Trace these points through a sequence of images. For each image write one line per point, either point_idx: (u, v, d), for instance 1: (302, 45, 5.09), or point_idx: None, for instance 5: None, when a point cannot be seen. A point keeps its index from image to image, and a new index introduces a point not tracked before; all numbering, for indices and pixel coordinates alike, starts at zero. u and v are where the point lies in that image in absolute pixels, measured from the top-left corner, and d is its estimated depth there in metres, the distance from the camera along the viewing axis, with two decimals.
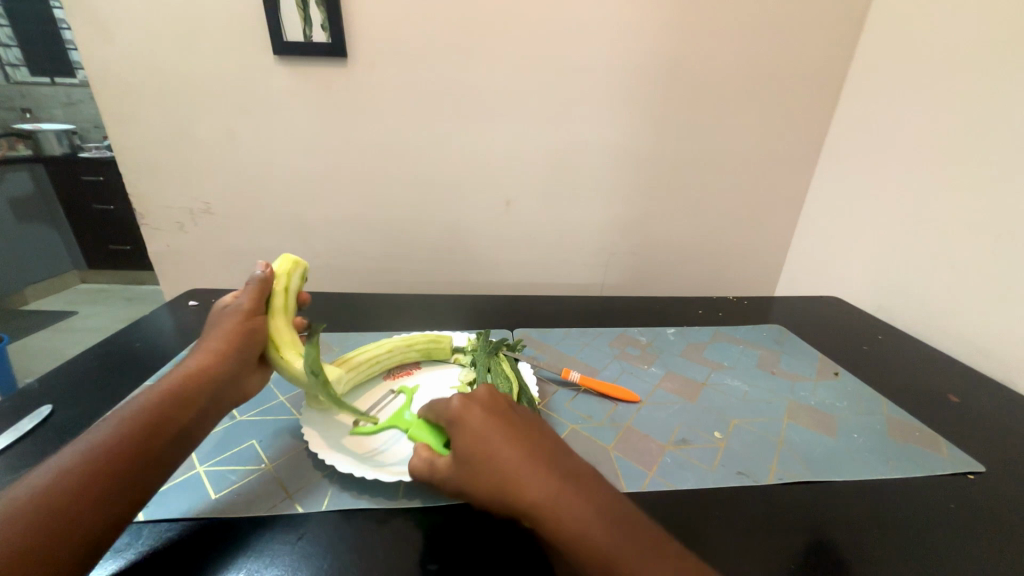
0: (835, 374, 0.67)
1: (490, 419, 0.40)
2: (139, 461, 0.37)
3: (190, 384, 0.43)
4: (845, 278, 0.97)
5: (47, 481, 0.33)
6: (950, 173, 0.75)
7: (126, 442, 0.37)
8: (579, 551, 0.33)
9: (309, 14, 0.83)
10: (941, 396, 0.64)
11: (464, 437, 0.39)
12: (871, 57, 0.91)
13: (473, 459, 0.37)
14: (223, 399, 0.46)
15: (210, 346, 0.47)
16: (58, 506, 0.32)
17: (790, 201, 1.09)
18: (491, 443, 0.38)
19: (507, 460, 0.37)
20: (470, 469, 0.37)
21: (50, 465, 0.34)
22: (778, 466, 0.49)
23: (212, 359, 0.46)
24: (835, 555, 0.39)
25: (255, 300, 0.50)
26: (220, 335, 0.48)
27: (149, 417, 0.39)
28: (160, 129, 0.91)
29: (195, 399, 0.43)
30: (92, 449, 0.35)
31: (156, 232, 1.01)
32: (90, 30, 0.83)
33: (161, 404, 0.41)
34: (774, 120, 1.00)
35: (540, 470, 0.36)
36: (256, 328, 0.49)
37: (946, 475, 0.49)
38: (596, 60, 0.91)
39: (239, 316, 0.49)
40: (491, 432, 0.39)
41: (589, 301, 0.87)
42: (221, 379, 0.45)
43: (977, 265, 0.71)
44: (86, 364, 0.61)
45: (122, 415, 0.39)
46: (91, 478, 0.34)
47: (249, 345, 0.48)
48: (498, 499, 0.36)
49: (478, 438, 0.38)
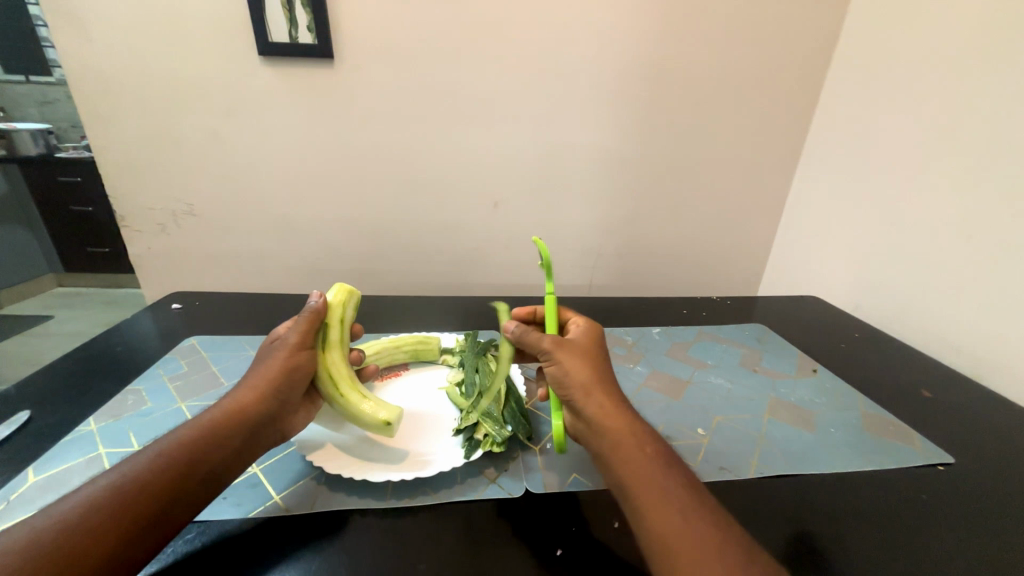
0: (813, 371, 0.69)
1: (599, 344, 0.45)
2: (161, 502, 0.35)
3: (227, 423, 0.41)
4: (825, 278, 1.00)
5: (73, 517, 0.33)
6: (924, 176, 0.78)
7: (150, 480, 0.36)
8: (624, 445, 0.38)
9: (295, 14, 0.82)
10: (915, 392, 0.66)
11: (574, 341, 0.44)
12: (848, 65, 0.94)
13: (575, 354, 0.43)
14: (262, 440, 0.43)
15: (255, 381, 0.44)
16: (72, 549, 0.31)
17: (771, 203, 1.11)
18: (595, 354, 0.44)
19: (600, 369, 0.42)
20: (569, 358, 0.42)
21: (79, 496, 0.34)
22: (759, 461, 0.50)
23: (254, 396, 0.43)
24: (813, 545, 0.41)
25: (303, 333, 0.48)
26: (265, 370, 0.45)
27: (181, 457, 0.38)
28: (141, 129, 0.90)
29: (229, 440, 0.41)
30: (120, 486, 0.35)
31: (137, 235, 1.00)
32: (68, 28, 0.81)
33: (195, 443, 0.39)
34: (755, 123, 1.02)
35: (617, 392, 0.42)
36: (299, 364, 0.46)
37: (917, 467, 0.51)
38: (582, 63, 0.92)
39: (284, 350, 0.47)
40: (597, 350, 0.44)
41: (576, 302, 0.88)
42: (261, 419, 0.43)
43: (949, 265, 0.74)
44: (64, 369, 0.59)
45: (156, 449, 0.38)
46: (110, 516, 0.33)
47: (292, 382, 0.46)
48: (580, 386, 0.41)
49: (586, 348, 0.44)
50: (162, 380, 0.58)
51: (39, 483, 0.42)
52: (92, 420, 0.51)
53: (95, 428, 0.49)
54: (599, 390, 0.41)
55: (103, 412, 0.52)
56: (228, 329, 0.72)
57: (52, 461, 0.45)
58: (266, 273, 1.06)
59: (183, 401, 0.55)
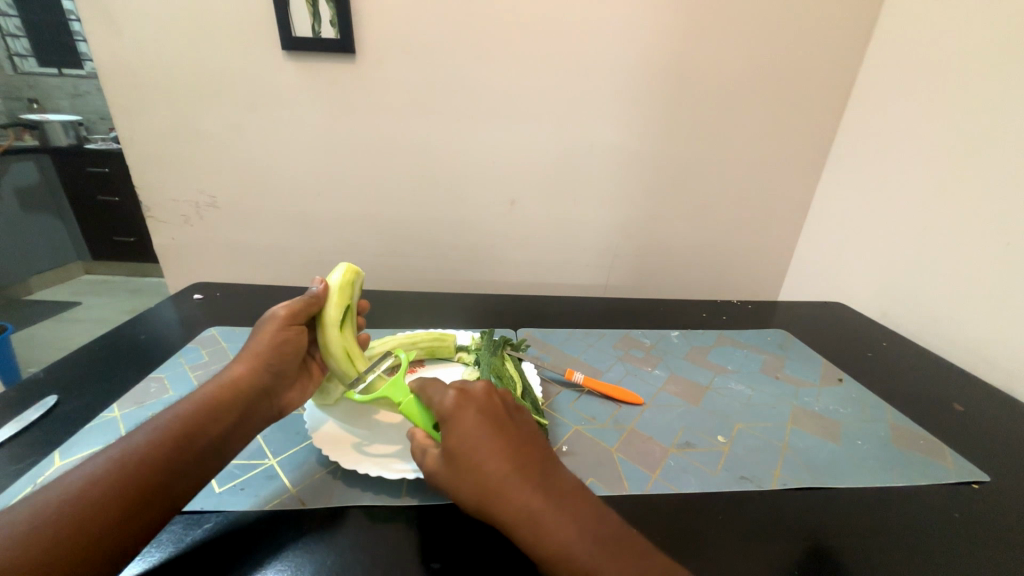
0: (839, 380, 0.67)
1: (479, 420, 0.39)
2: (166, 474, 0.36)
3: (223, 399, 0.43)
4: (851, 284, 0.97)
5: (78, 488, 0.33)
6: (959, 180, 0.74)
7: (150, 455, 0.36)
8: (560, 565, 0.33)
9: (318, 10, 0.83)
10: (946, 405, 0.64)
11: (453, 444, 0.38)
12: (881, 63, 0.91)
13: (462, 460, 0.37)
14: (258, 414, 0.45)
15: (246, 356, 0.47)
16: (83, 519, 0.32)
17: (796, 204, 1.08)
18: (486, 442, 0.38)
19: (499, 466, 0.37)
20: (458, 477, 0.37)
21: (83, 471, 0.35)
22: (781, 472, 0.49)
23: (245, 371, 0.45)
24: (837, 562, 0.39)
25: (291, 309, 0.50)
26: (255, 345, 0.48)
27: (182, 432, 0.39)
28: (166, 121, 0.91)
29: (225, 414, 0.42)
30: (122, 461, 0.35)
31: (161, 225, 1.02)
32: (98, 22, 0.83)
33: (195, 419, 0.40)
34: (781, 122, 0.99)
35: (523, 491, 0.36)
36: (288, 339, 0.49)
37: (950, 485, 0.49)
38: (603, 58, 0.90)
39: (273, 325, 0.49)
40: (477, 439, 0.38)
41: (592, 303, 0.87)
42: (254, 393, 0.45)
43: (985, 274, 0.71)
44: (90, 356, 0.61)
45: (152, 426, 0.39)
46: (115, 487, 0.34)
47: (283, 357, 0.48)
48: (479, 505, 0.36)
49: (467, 449, 0.38)
50: (183, 369, 0.59)
51: (66, 467, 0.43)
52: (116, 406, 0.52)
53: (119, 414, 0.51)
54: (503, 502, 0.35)
55: (127, 399, 0.53)
56: (247, 320, 0.73)
57: (78, 446, 0.46)
58: (284, 265, 1.07)
59: None
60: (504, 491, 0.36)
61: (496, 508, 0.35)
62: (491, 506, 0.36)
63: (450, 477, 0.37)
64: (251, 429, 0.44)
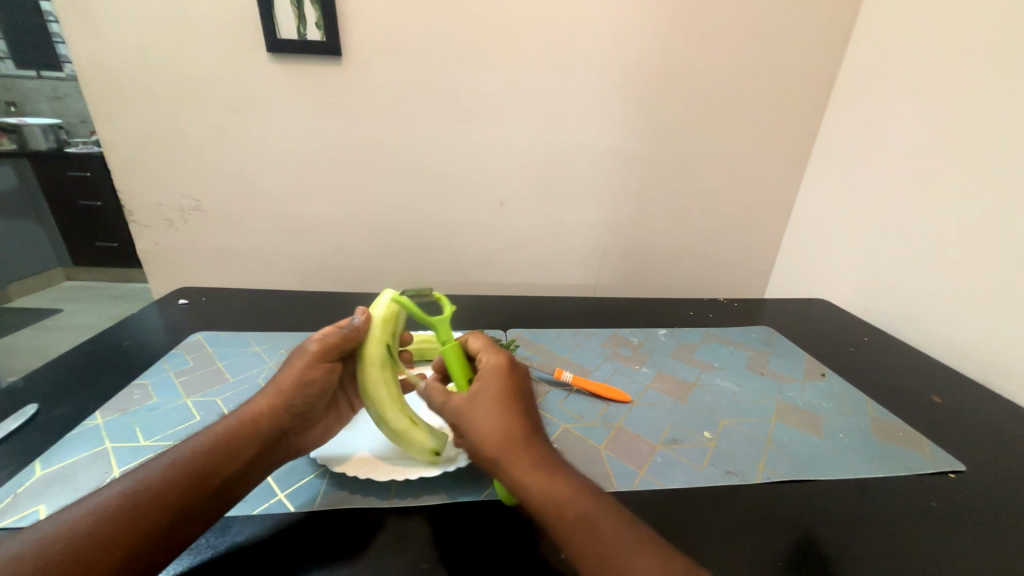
0: (822, 375, 0.68)
1: (514, 381, 0.43)
2: (172, 516, 0.35)
3: (239, 436, 0.41)
4: (834, 280, 0.99)
5: (85, 524, 0.33)
6: (936, 178, 0.76)
7: (160, 492, 0.35)
8: (557, 508, 0.36)
9: (304, 11, 0.82)
10: (925, 397, 0.65)
11: (486, 390, 0.42)
12: (860, 64, 0.93)
13: (488, 405, 0.41)
14: (274, 454, 0.43)
15: (271, 391, 0.45)
16: (83, 558, 0.31)
17: (779, 202, 1.10)
18: (514, 398, 0.42)
19: (521, 418, 0.40)
20: (483, 416, 0.40)
21: (93, 503, 0.34)
22: (765, 465, 0.50)
23: (265, 408, 0.43)
24: (822, 553, 0.40)
25: (325, 343, 0.47)
26: (281, 381, 0.45)
27: (195, 469, 0.38)
28: (148, 124, 0.90)
29: (240, 452, 0.40)
30: (133, 495, 0.35)
31: (144, 229, 1.00)
32: (77, 23, 0.82)
33: (210, 455, 0.39)
34: (764, 123, 1.01)
35: (538, 445, 0.39)
36: (314, 378, 0.46)
37: (928, 474, 0.50)
38: (589, 60, 0.91)
39: (302, 361, 0.46)
40: (508, 394, 0.42)
41: (580, 302, 0.88)
42: (272, 434, 0.43)
43: (962, 269, 0.72)
44: (70, 363, 0.59)
45: (167, 459, 0.38)
46: (123, 525, 0.33)
47: (307, 398, 0.45)
48: (491, 444, 0.39)
49: (499, 397, 0.41)
50: (168, 375, 0.59)
51: (47, 476, 0.43)
52: (99, 414, 0.51)
53: (102, 422, 0.50)
54: (517, 447, 0.38)
55: (110, 406, 0.52)
56: (234, 324, 0.72)
57: (58, 455, 0.45)
58: (270, 268, 1.06)
59: (188, 396, 0.55)
60: (520, 439, 0.39)
61: (509, 450, 0.38)
62: (505, 448, 0.38)
63: (474, 413, 0.40)
64: (267, 468, 0.43)
